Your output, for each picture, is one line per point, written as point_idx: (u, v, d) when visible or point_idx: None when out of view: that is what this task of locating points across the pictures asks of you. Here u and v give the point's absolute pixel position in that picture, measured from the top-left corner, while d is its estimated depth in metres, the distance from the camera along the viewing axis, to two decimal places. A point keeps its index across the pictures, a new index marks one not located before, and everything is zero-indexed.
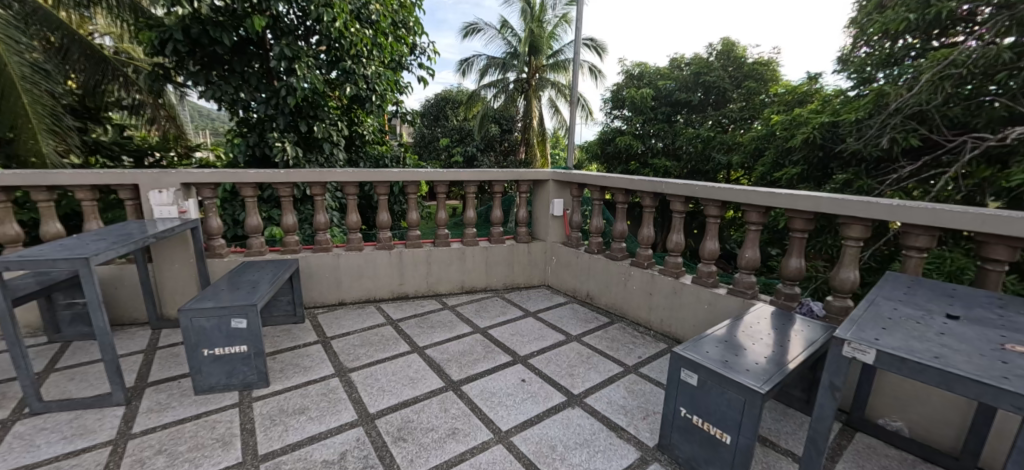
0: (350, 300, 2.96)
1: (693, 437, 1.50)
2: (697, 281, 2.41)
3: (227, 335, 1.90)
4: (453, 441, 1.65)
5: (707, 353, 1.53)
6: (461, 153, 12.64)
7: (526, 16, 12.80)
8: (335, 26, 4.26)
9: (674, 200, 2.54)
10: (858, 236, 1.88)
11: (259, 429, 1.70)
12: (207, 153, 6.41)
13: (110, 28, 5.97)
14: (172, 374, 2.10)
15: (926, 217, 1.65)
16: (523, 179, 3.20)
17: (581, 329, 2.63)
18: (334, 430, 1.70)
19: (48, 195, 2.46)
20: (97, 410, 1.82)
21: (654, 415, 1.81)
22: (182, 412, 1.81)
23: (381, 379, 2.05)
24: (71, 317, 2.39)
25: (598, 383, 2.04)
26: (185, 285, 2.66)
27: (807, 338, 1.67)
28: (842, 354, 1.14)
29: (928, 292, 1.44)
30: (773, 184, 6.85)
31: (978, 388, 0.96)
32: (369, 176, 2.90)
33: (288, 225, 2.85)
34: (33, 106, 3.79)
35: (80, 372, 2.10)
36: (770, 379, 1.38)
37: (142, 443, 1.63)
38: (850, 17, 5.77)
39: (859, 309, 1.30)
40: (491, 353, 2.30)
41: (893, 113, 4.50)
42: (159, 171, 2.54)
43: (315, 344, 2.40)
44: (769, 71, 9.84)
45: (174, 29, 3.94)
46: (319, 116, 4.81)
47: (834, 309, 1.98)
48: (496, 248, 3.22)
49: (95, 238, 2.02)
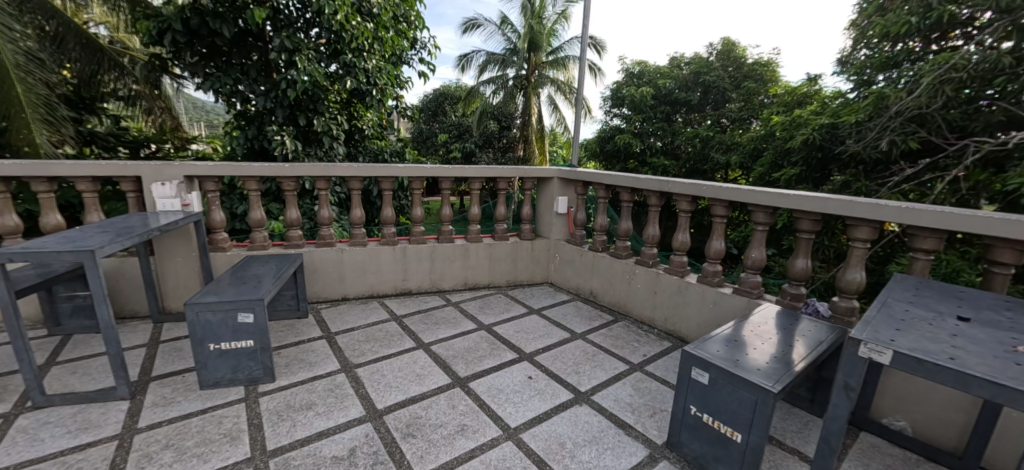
0: (354, 295, 2.95)
1: (703, 436, 1.51)
2: (703, 280, 2.42)
3: (233, 329, 1.88)
4: (462, 437, 1.65)
5: (717, 352, 1.54)
6: (459, 149, 12.58)
7: (526, 12, 12.72)
8: (336, 18, 4.25)
9: (680, 199, 2.54)
10: (864, 237, 1.89)
11: (267, 424, 1.70)
12: (203, 144, 6.39)
13: (107, 17, 5.90)
14: (176, 368, 2.09)
15: (932, 219, 1.67)
16: (529, 176, 3.19)
17: (585, 326, 2.64)
18: (343, 425, 1.70)
19: (48, 187, 2.44)
20: (101, 403, 1.81)
21: (661, 412, 1.83)
22: (188, 407, 1.80)
23: (387, 375, 2.04)
24: (72, 310, 2.37)
25: (604, 380, 2.04)
26: (187, 279, 2.63)
27: (813, 339, 1.68)
28: (858, 354, 1.14)
29: (936, 294, 1.45)
30: (771, 184, 6.92)
31: (995, 389, 0.97)
32: (375, 171, 2.87)
33: (291, 220, 2.83)
34: (27, 95, 3.74)
35: (83, 366, 2.09)
36: (780, 379, 1.39)
37: (149, 438, 1.62)
38: (851, 19, 5.83)
39: (872, 310, 1.30)
40: (497, 350, 2.30)
41: (893, 115, 4.52)
42: (160, 163, 2.49)
43: (319, 339, 2.38)
44: (768, 71, 9.92)
45: (173, 20, 3.89)
46: (319, 109, 4.76)
47: (840, 309, 1.99)
48: (500, 245, 3.21)
49: (98, 231, 2.00)
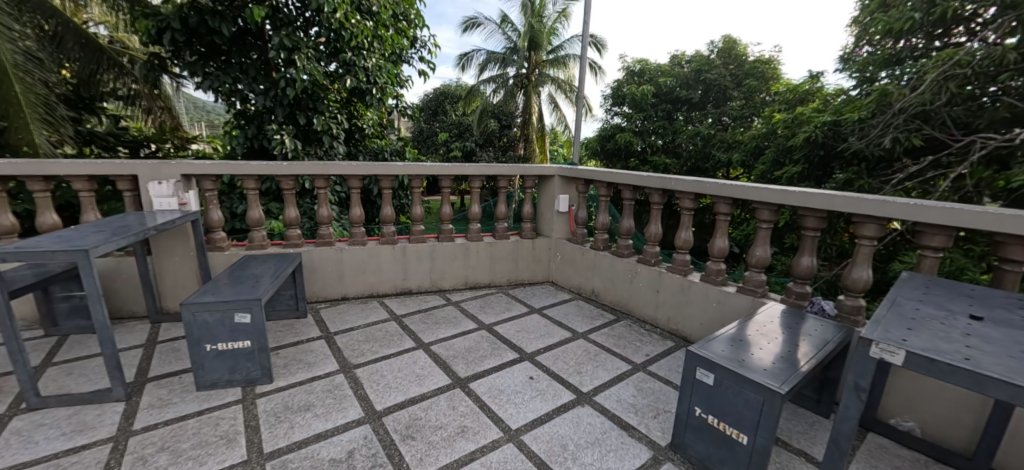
0: (353, 295, 2.92)
1: (708, 437, 1.48)
2: (706, 279, 2.39)
3: (230, 330, 1.86)
4: (463, 439, 1.62)
5: (722, 352, 1.50)
6: (460, 148, 12.56)
7: (526, 10, 12.69)
8: (335, 16, 4.23)
9: (683, 196, 2.50)
10: (871, 235, 1.86)
11: (264, 426, 1.67)
12: (204, 144, 6.37)
13: (106, 16, 5.88)
14: (173, 369, 2.06)
15: (941, 216, 1.64)
16: (529, 175, 3.15)
17: (587, 326, 2.61)
18: (341, 427, 1.67)
19: (44, 186, 2.41)
20: (97, 405, 1.78)
21: (665, 413, 1.80)
22: (185, 408, 1.77)
23: (386, 376, 2.01)
24: (69, 310, 2.35)
25: (606, 381, 2.02)
26: (185, 279, 2.60)
27: (820, 338, 1.65)
28: (869, 354, 1.11)
29: (947, 292, 1.42)
30: (772, 182, 6.90)
31: (1012, 390, 0.94)
32: (374, 169, 2.84)
33: (289, 219, 2.80)
34: (26, 94, 3.71)
35: (79, 367, 2.06)
36: (787, 379, 1.36)
37: (145, 440, 1.59)
38: (852, 16, 5.81)
39: (882, 309, 1.27)
40: (498, 350, 2.27)
41: (897, 112, 4.48)
42: (158, 161, 2.47)
43: (318, 339, 2.36)
44: (769, 69, 9.88)
45: (172, 18, 3.87)
46: (319, 108, 4.75)
47: (846, 308, 1.94)
48: (500, 244, 3.18)
49: (94, 231, 1.97)
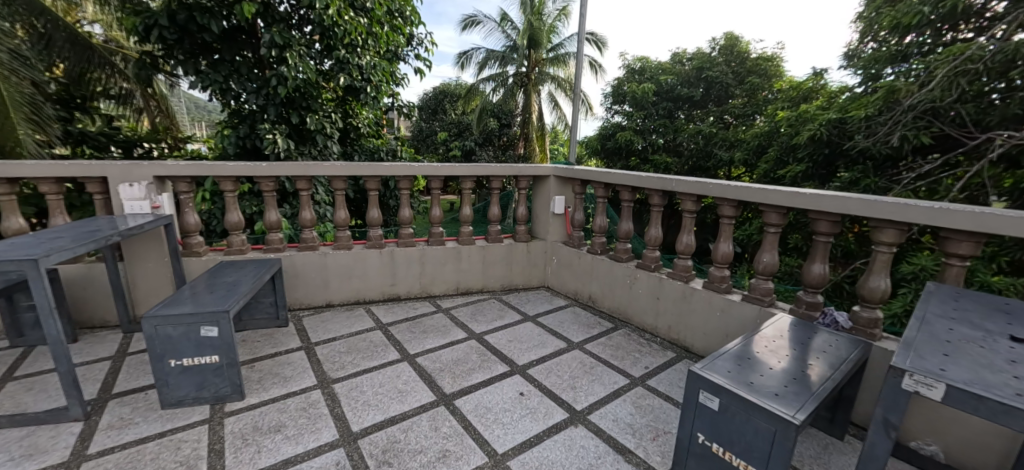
0: (338, 302, 2.79)
1: (713, 467, 1.34)
2: (709, 286, 2.25)
3: (197, 344, 1.72)
4: (444, 465, 1.48)
5: (729, 372, 1.37)
6: (460, 147, 12.38)
7: (525, 8, 12.54)
8: (327, 12, 4.09)
9: (685, 198, 2.36)
10: (890, 241, 1.71)
11: (228, 451, 1.54)
12: (198, 144, 6.23)
13: (99, 15, 5.75)
14: (140, 384, 1.93)
15: (969, 222, 1.49)
16: (523, 175, 3.02)
17: (583, 335, 2.47)
18: (311, 452, 1.53)
19: (9, 188, 2.28)
20: (52, 426, 1.65)
21: (665, 434, 1.66)
22: (146, 430, 1.64)
23: (366, 392, 1.88)
24: (34, 320, 2.22)
25: (602, 397, 1.88)
26: (160, 286, 2.47)
27: (835, 356, 1.51)
28: (903, 387, 0.97)
29: (980, 308, 1.28)
30: (777, 181, 6.74)
31: None
32: (361, 170, 2.70)
33: (271, 222, 2.66)
34: (10, 93, 3.58)
35: (40, 382, 1.93)
36: (803, 406, 1.22)
37: (97, 466, 1.46)
38: (858, 11, 5.66)
39: (911, 329, 1.13)
40: (488, 362, 2.14)
41: (906, 109, 4.33)
42: (129, 162, 2.33)
43: (298, 350, 2.23)
44: (773, 66, 9.71)
45: (159, 15, 3.75)
46: (312, 107, 4.61)
47: (861, 321, 1.80)
48: (493, 247, 3.05)
49: (54, 236, 1.84)
